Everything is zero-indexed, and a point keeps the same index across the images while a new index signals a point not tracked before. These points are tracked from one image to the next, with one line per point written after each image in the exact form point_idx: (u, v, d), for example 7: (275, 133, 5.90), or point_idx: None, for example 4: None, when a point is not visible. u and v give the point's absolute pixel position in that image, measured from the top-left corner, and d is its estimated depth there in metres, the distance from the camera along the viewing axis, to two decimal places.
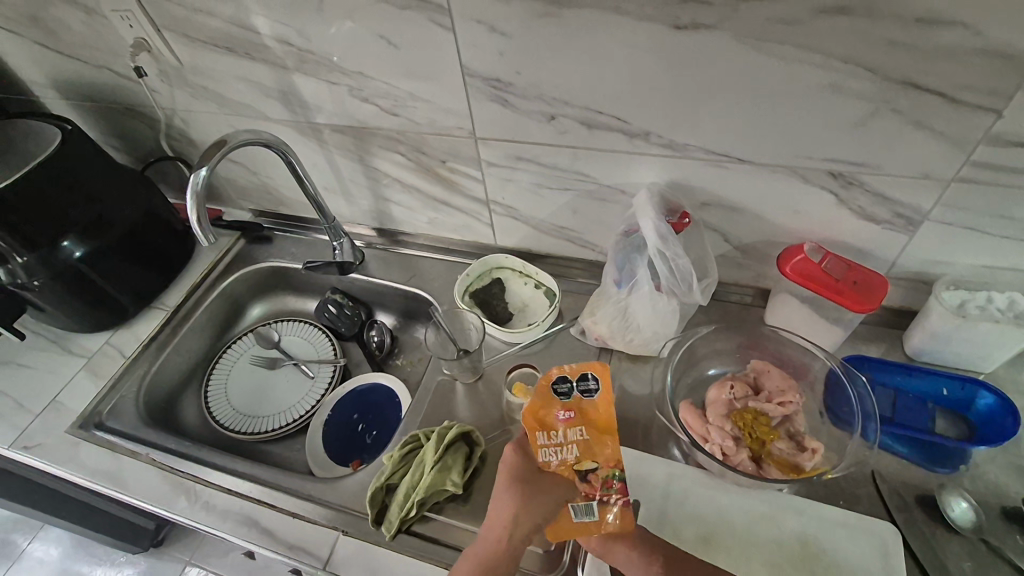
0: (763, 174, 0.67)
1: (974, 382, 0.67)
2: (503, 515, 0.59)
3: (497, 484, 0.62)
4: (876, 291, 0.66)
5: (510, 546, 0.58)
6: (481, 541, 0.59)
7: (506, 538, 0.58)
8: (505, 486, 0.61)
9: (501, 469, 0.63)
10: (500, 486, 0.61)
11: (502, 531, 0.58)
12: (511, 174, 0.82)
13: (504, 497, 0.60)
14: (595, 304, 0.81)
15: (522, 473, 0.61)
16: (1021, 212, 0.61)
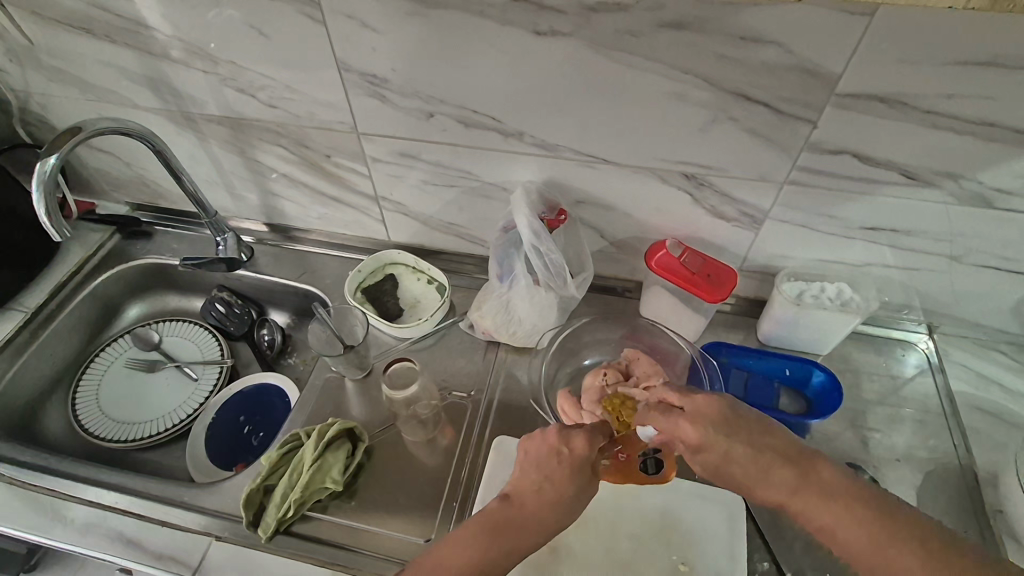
0: (627, 174, 0.72)
1: (809, 362, 0.75)
2: (536, 495, 0.59)
3: (545, 458, 0.61)
4: (726, 282, 0.73)
5: (525, 527, 0.57)
6: (492, 512, 0.58)
7: (522, 517, 0.57)
8: (550, 474, 0.60)
9: (557, 450, 0.61)
10: (541, 471, 0.60)
11: (525, 510, 0.58)
12: (397, 171, 0.82)
13: (548, 478, 0.59)
14: (481, 299, 0.83)
15: (573, 466, 0.60)
16: (841, 212, 0.69)
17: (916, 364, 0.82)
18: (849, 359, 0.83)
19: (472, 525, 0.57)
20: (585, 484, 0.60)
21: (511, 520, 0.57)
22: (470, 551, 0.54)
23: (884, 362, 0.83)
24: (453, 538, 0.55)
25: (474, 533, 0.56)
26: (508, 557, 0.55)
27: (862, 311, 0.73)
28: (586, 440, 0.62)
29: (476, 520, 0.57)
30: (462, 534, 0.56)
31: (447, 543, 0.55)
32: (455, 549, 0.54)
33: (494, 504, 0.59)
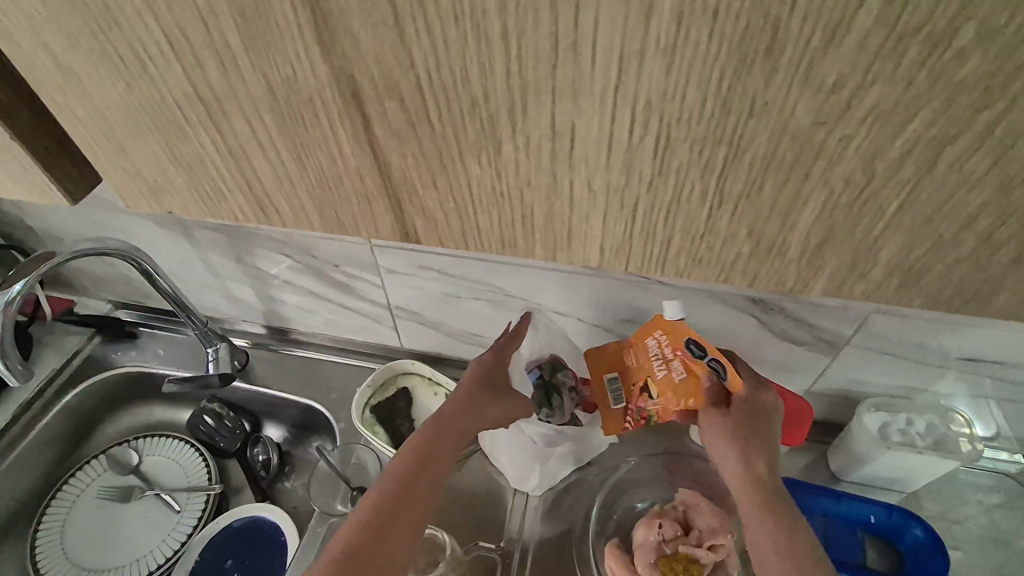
0: (684, 295, 0.62)
1: (903, 511, 0.64)
2: (469, 423, 0.55)
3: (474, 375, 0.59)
4: (800, 418, 0.64)
5: (455, 424, 0.53)
6: (421, 448, 0.51)
7: (450, 413, 0.54)
8: (480, 380, 0.59)
9: (478, 377, 0.59)
10: (474, 395, 0.57)
11: (463, 420, 0.54)
12: (414, 281, 0.73)
13: (480, 367, 0.60)
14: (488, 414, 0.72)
15: (499, 360, 0.62)
16: (936, 342, 0.59)
17: (1014, 498, 0.71)
18: (933, 491, 0.72)
19: (405, 467, 0.49)
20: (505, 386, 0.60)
21: (458, 436, 0.53)
22: (398, 504, 0.47)
23: (977, 495, 0.72)
24: (371, 495, 0.47)
25: (408, 472, 0.49)
26: (431, 479, 0.50)
27: (959, 453, 0.63)
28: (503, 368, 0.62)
29: (399, 469, 0.49)
30: (390, 489, 0.48)
31: (367, 504, 0.47)
32: (376, 503, 0.47)
33: (425, 430, 0.53)
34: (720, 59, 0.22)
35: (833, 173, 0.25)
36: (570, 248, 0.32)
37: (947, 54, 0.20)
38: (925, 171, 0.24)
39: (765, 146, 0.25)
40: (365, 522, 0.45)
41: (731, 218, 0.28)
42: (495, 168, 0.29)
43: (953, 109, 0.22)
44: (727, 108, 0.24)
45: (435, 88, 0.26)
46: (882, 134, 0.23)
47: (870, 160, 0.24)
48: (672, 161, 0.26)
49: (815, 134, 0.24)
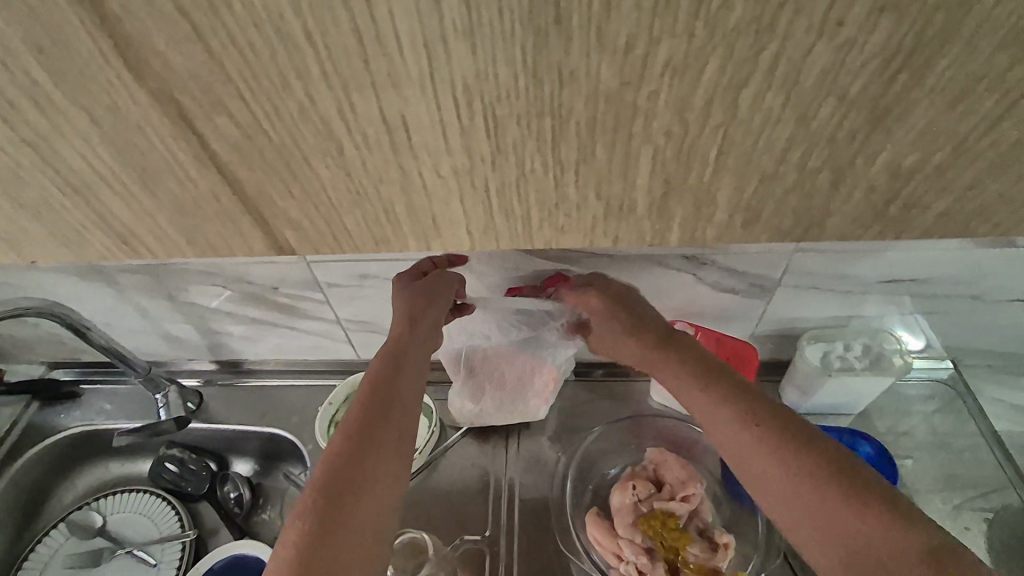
0: (622, 263, 0.64)
1: (853, 433, 0.69)
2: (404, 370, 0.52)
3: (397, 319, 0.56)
4: (745, 362, 0.67)
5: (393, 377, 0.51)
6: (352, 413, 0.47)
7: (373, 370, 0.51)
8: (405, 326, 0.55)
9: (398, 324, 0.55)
10: (396, 345, 0.53)
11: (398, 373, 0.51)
12: (360, 292, 0.72)
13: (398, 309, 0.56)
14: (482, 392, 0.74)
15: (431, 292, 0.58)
16: (856, 270, 0.63)
17: (949, 402, 0.77)
18: (879, 408, 0.77)
19: (343, 435, 0.46)
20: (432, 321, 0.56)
21: (379, 389, 0.49)
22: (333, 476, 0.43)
23: (917, 405, 0.77)
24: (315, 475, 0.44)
25: (343, 448, 0.45)
26: (368, 438, 0.46)
27: (893, 368, 0.67)
28: (434, 300, 0.57)
29: (339, 439, 0.45)
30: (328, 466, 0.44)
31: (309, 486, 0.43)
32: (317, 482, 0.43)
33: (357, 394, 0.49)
34: (517, 34, 0.23)
35: (652, 128, 0.27)
36: (447, 237, 0.33)
37: (714, 5, 0.22)
38: (731, 112, 0.26)
39: (592, 114, 0.26)
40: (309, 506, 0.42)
41: (576, 183, 0.30)
42: (343, 171, 0.29)
43: (740, 57, 0.24)
44: (539, 80, 0.25)
45: (286, 105, 0.26)
46: (683, 87, 0.25)
47: (682, 115, 0.26)
48: (505, 138, 0.27)
49: (625, 94, 0.25)
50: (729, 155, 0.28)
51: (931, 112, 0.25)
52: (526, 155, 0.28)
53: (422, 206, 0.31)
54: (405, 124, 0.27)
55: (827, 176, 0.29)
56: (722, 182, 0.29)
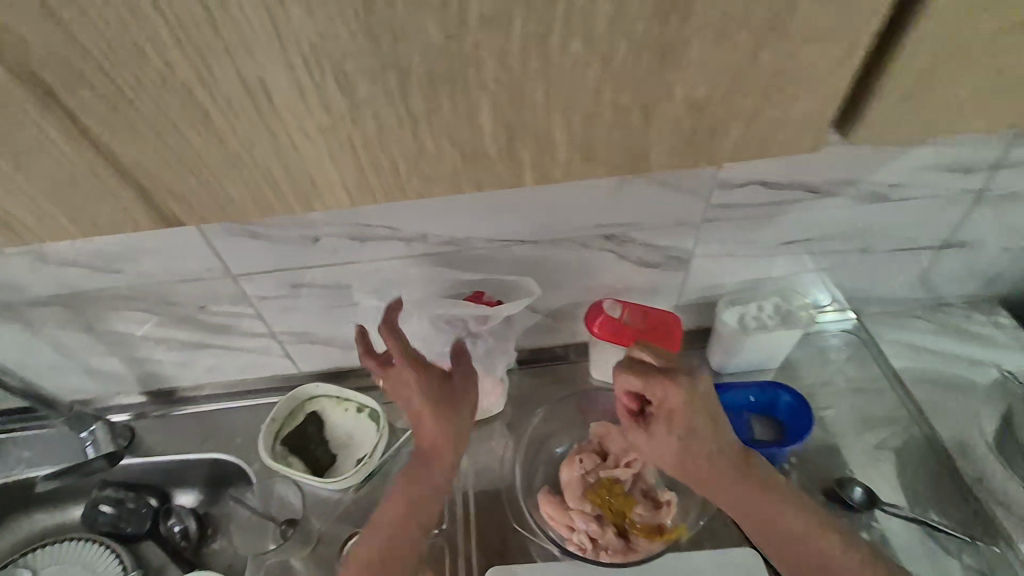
0: (547, 247, 0.67)
1: (772, 385, 0.74)
2: (441, 447, 0.59)
3: (417, 410, 0.59)
4: (672, 330, 0.71)
5: (439, 450, 0.60)
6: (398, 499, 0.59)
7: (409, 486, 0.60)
8: (430, 425, 0.58)
9: (414, 411, 0.59)
10: (423, 450, 0.60)
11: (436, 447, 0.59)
12: (293, 302, 0.71)
13: (404, 400, 0.59)
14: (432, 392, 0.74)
15: (451, 396, 0.60)
16: (759, 235, 0.69)
17: (855, 348, 0.82)
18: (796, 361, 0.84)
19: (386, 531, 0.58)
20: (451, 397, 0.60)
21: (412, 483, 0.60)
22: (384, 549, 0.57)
23: (832, 354, 0.82)
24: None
25: (396, 512, 0.59)
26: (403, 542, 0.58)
27: (801, 321, 0.73)
28: (459, 406, 0.60)
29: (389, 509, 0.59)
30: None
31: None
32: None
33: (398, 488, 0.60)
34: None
35: (482, 78, 0.24)
36: None
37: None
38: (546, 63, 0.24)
39: (411, 79, 0.24)
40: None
41: (414, 141, 0.26)
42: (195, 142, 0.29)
43: (534, 1, 0.22)
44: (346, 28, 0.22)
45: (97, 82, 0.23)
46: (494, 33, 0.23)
47: (500, 57, 0.24)
48: (328, 99, 0.24)
49: (448, 47, 0.23)
50: (551, 102, 0.25)
51: (725, 46, 0.24)
52: (373, 116, 0.25)
53: (280, 159, 0.27)
54: (246, 87, 0.24)
55: (640, 116, 0.26)
56: (552, 122, 0.26)
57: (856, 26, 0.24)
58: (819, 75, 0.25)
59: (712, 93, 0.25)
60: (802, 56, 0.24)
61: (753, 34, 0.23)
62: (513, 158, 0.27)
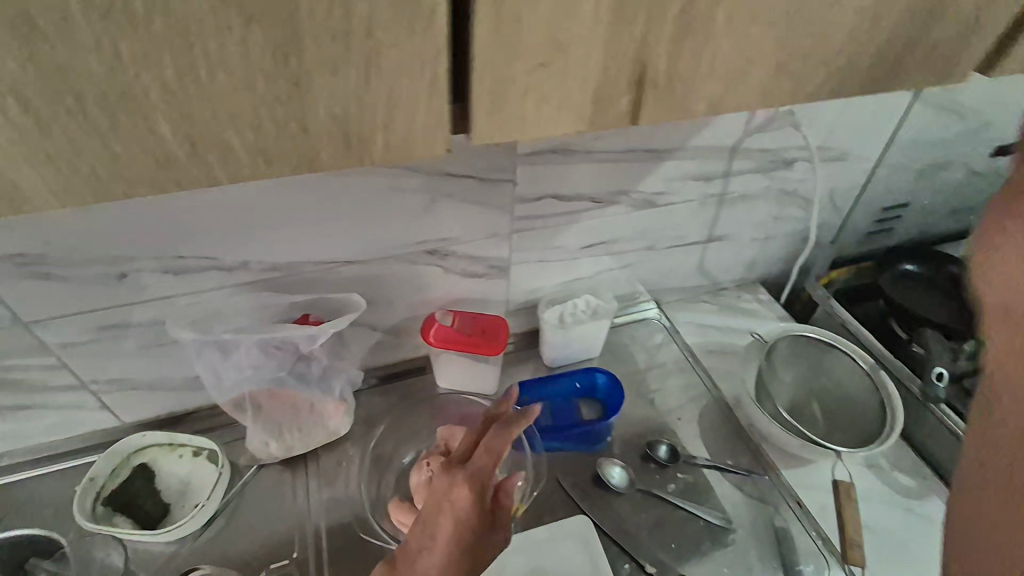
0: (374, 266, 0.72)
1: (591, 369, 0.85)
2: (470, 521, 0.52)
3: (457, 488, 0.52)
4: (498, 331, 0.79)
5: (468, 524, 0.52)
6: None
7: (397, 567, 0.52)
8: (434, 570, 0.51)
9: (448, 498, 0.52)
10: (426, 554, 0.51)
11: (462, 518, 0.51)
12: (106, 346, 0.67)
13: (450, 496, 0.52)
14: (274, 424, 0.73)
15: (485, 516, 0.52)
16: (563, 241, 0.80)
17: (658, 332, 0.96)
18: None
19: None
20: (495, 540, 0.53)
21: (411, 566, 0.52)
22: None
23: (646, 341, 0.95)
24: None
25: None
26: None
27: (606, 311, 0.86)
28: (496, 518, 0.53)
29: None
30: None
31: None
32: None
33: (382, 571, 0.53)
34: None
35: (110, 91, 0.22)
36: None
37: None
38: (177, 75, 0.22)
39: (36, 108, 0.21)
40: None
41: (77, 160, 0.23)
42: None
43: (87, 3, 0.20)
44: None
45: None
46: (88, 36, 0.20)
47: (112, 78, 0.21)
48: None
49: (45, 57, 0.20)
50: (188, 117, 0.23)
51: (339, 43, 0.22)
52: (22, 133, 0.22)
53: None
54: None
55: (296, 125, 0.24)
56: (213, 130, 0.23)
57: (438, 34, 0.23)
58: (434, 79, 0.24)
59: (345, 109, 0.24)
60: (418, 43, 0.23)
61: (352, 49, 0.22)
62: (203, 165, 0.24)
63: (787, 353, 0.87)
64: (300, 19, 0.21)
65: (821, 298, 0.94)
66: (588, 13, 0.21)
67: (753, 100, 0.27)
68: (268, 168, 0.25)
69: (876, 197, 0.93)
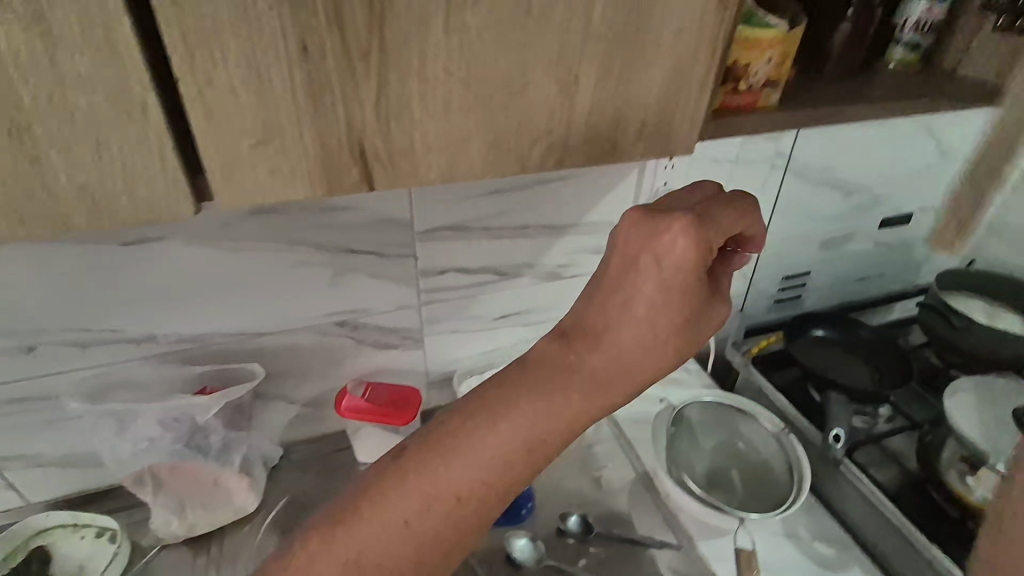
0: (284, 338, 0.74)
1: None
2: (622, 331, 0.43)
3: (669, 240, 0.42)
4: (410, 401, 0.79)
5: (636, 296, 0.43)
6: (548, 359, 0.44)
7: (568, 346, 0.45)
8: (626, 342, 0.43)
9: (654, 258, 0.43)
10: (611, 327, 0.44)
11: (645, 302, 0.43)
12: (9, 421, 0.68)
13: (658, 252, 0.43)
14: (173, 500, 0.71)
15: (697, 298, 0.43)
16: (475, 311, 0.84)
17: None
18: None
19: (528, 417, 0.43)
20: (666, 353, 0.44)
21: (569, 367, 0.44)
22: (498, 447, 0.43)
23: None
24: (410, 490, 0.43)
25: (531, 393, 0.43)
26: (523, 463, 0.43)
27: None
28: (709, 300, 0.44)
29: (524, 377, 0.44)
30: (429, 482, 0.43)
31: (403, 500, 0.43)
32: (411, 512, 0.43)
33: (547, 344, 0.45)
34: None
35: None
36: None
37: None
38: None
39: None
40: (394, 493, 0.43)
41: None
42: None
43: None
44: None
45: None
46: None
47: None
48: None
49: None
50: None
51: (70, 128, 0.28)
52: None
53: None
54: None
55: (42, 191, 0.30)
56: None
57: (150, 128, 0.30)
58: (144, 160, 0.30)
59: (86, 179, 0.30)
60: (143, 131, 0.29)
61: (87, 135, 0.29)
62: None
63: (702, 420, 0.87)
64: (29, 116, 0.28)
65: (740, 364, 0.94)
66: (288, 104, 0.26)
67: (481, 169, 0.32)
68: (26, 229, 0.30)
69: (782, 267, 0.98)
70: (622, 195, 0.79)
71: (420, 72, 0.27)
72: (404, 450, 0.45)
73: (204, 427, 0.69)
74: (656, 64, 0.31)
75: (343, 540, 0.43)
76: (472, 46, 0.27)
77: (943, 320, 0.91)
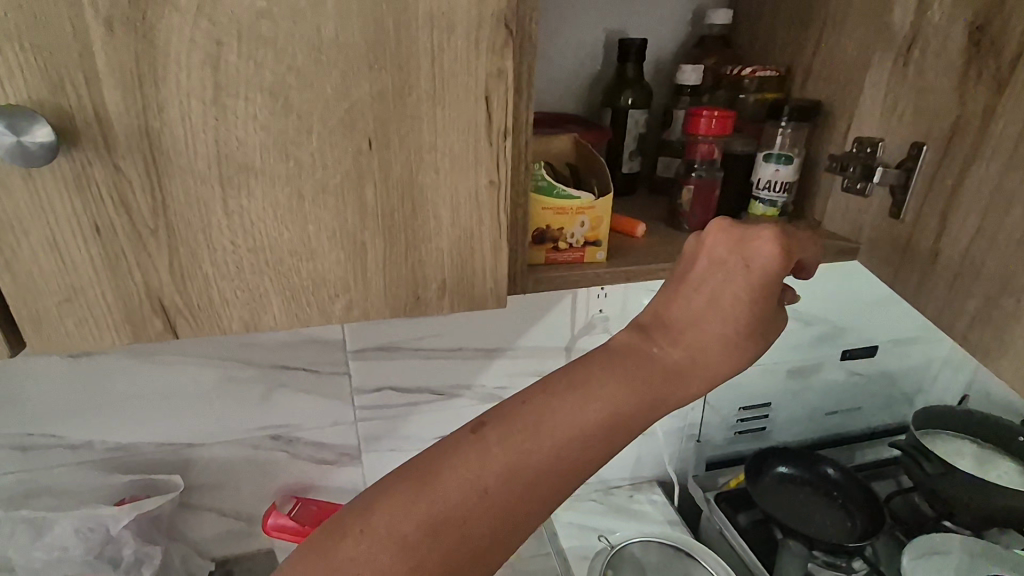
0: (216, 451, 0.76)
1: None
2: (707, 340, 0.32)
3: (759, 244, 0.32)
4: None
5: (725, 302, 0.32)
6: (636, 352, 0.32)
7: (655, 340, 0.33)
8: (719, 345, 0.32)
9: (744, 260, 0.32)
10: (715, 327, 0.32)
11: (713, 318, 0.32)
12: None
13: (749, 256, 0.32)
14: None
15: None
16: (415, 430, 0.83)
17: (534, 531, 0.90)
18: None
19: (583, 420, 0.30)
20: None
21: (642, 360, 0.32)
22: (540, 457, 0.29)
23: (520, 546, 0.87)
24: (494, 457, 0.29)
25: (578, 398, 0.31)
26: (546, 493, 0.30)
27: None
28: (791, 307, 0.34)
29: (617, 357, 0.32)
30: (506, 458, 0.29)
31: (482, 464, 0.29)
32: (421, 529, 0.28)
33: (628, 337, 0.33)
34: None
35: None
36: None
37: None
38: None
39: None
40: (448, 479, 0.29)
41: None
42: None
43: None
44: None
45: None
46: None
47: None
48: None
49: None
50: None
51: None
52: None
53: None
54: None
55: None
56: None
57: None
58: None
59: None
60: None
61: None
62: None
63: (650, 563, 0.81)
64: None
65: (701, 499, 0.89)
66: (88, 270, 0.30)
67: (283, 319, 0.35)
68: None
69: (741, 397, 0.94)
70: (557, 321, 0.80)
71: (207, 245, 0.31)
72: (483, 422, 0.31)
73: (118, 538, 0.70)
74: (441, 233, 0.34)
75: (423, 499, 0.28)
76: (253, 226, 0.31)
77: (916, 465, 0.83)
